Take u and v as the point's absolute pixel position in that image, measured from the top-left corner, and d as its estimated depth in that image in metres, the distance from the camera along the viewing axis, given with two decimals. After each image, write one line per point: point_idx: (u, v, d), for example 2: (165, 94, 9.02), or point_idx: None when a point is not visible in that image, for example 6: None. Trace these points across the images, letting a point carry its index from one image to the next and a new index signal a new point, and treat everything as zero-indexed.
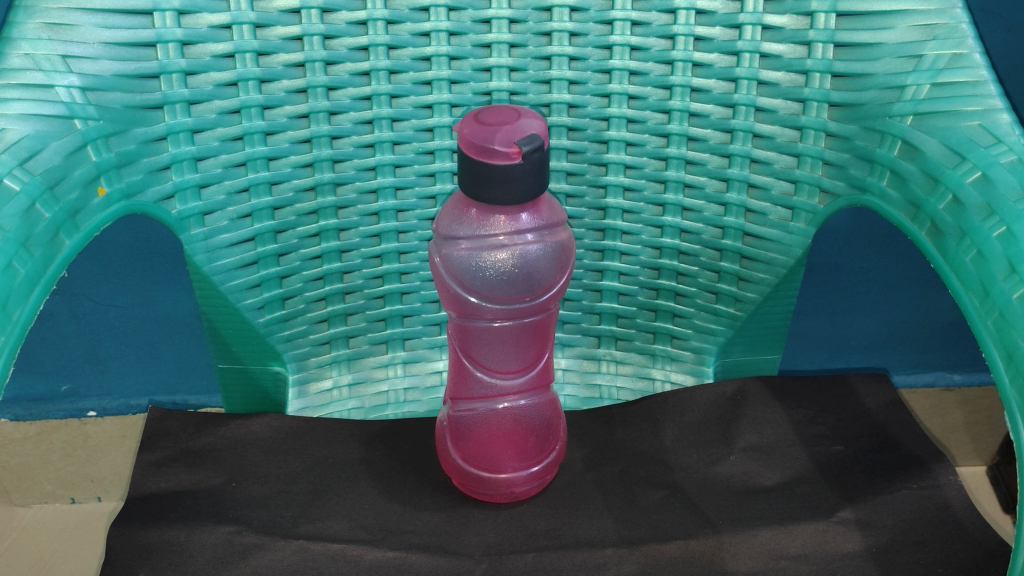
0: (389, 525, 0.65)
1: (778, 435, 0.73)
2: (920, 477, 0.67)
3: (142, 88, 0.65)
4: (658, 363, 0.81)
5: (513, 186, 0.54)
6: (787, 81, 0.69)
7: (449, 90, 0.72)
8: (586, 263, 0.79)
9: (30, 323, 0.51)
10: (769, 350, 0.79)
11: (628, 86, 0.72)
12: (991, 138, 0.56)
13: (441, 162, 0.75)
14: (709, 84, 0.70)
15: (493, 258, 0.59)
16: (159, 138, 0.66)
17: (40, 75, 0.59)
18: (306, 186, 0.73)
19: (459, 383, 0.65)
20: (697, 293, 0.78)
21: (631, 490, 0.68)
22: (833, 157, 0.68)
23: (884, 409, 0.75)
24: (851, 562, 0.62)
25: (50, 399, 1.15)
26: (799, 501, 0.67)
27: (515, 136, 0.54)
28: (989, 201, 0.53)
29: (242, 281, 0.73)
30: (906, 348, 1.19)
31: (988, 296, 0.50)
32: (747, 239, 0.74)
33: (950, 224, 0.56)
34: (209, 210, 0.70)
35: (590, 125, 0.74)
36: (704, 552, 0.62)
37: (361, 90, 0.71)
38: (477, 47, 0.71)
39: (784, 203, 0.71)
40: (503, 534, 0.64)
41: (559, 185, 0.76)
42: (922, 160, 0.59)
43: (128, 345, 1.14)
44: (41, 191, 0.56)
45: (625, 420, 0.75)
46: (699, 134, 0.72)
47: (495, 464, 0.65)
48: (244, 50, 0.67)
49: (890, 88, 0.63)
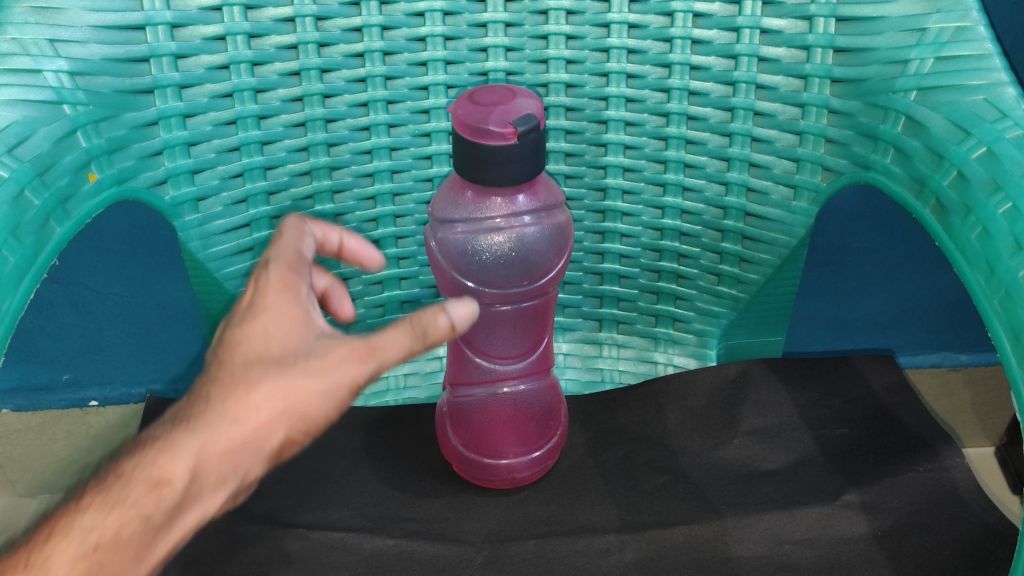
0: (389, 513, 0.65)
1: (782, 418, 0.72)
2: (926, 460, 0.67)
3: (132, 72, 0.64)
4: (660, 346, 0.81)
5: (508, 166, 0.53)
6: (788, 58, 0.67)
7: (445, 71, 0.71)
8: (587, 245, 0.78)
9: (19, 315, 0.52)
10: (772, 331, 0.79)
11: (626, 65, 0.70)
12: (996, 112, 0.54)
13: (438, 144, 0.73)
14: (708, 61, 0.69)
15: (490, 241, 0.58)
16: (150, 123, 0.66)
17: (28, 60, 0.58)
18: (301, 170, 0.72)
19: (458, 368, 0.65)
20: (699, 275, 0.77)
21: (633, 474, 0.68)
22: (835, 134, 0.66)
23: (889, 391, 0.74)
24: (856, 546, 0.61)
25: (51, 389, 1.13)
26: (804, 485, 0.66)
27: (510, 116, 0.52)
28: (995, 176, 0.52)
29: (238, 267, 0.72)
30: (912, 328, 1.17)
31: (993, 274, 0.50)
32: (748, 220, 0.72)
33: (954, 202, 0.54)
34: (203, 195, 0.69)
35: (588, 105, 0.72)
36: (707, 537, 0.61)
37: (355, 72, 0.70)
38: (472, 27, 0.70)
39: (786, 181, 0.70)
40: (505, 520, 0.64)
41: (558, 166, 0.75)
42: (925, 135, 0.58)
43: (127, 333, 1.12)
44: (31, 177, 0.55)
45: (626, 404, 0.74)
46: (699, 114, 0.71)
47: (496, 450, 0.64)
48: (235, 32, 0.66)
49: (893, 63, 0.61)
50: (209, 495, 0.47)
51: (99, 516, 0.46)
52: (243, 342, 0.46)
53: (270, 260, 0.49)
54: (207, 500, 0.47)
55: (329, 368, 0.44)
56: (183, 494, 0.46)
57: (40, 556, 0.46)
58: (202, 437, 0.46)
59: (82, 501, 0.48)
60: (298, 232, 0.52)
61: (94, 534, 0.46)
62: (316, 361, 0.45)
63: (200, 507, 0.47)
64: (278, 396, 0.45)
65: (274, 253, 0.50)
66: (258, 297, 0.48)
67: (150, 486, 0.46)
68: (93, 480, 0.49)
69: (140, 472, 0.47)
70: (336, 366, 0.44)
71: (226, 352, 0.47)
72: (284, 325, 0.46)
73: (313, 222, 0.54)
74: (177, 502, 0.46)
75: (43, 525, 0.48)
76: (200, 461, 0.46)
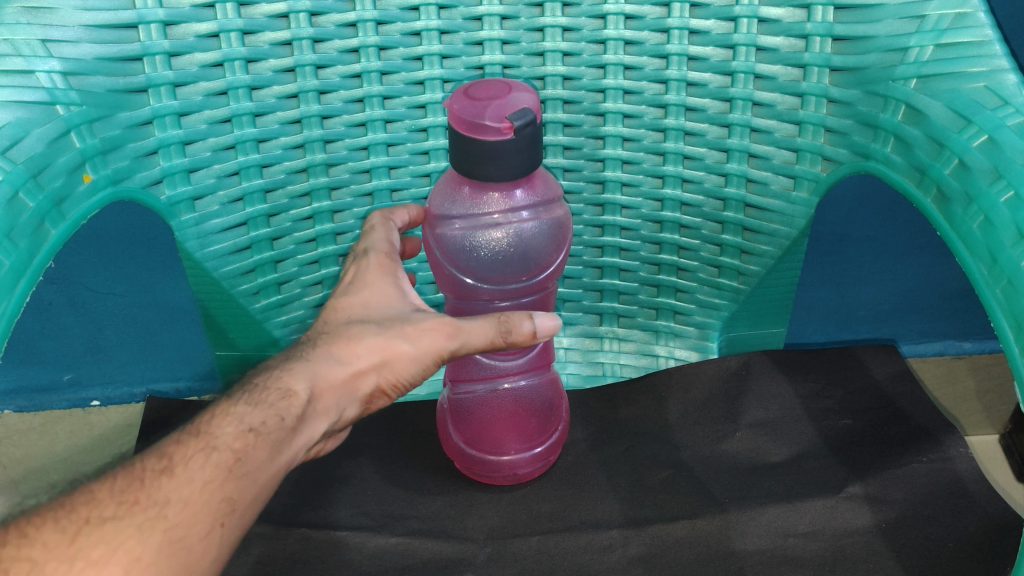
0: (392, 511, 0.65)
1: (785, 410, 0.72)
2: (930, 451, 0.66)
3: (125, 71, 0.63)
4: (662, 339, 0.80)
5: (504, 161, 0.52)
6: (786, 47, 0.66)
7: (441, 65, 0.70)
8: (587, 239, 0.77)
9: (15, 318, 0.52)
10: (774, 323, 0.78)
11: (623, 57, 0.70)
12: (998, 99, 0.53)
13: (434, 140, 0.73)
14: (706, 51, 0.68)
15: (489, 237, 0.58)
16: (145, 122, 0.65)
17: (20, 61, 0.58)
18: (298, 167, 0.71)
19: (457, 366, 0.65)
20: (700, 267, 0.76)
21: (636, 469, 0.67)
22: (835, 124, 0.66)
23: (892, 380, 0.74)
24: (860, 538, 0.60)
25: (53, 389, 1.13)
26: (807, 477, 0.65)
27: (506, 111, 0.52)
28: (996, 164, 0.51)
29: (237, 266, 0.72)
30: (916, 317, 1.16)
31: (995, 264, 0.49)
32: (748, 211, 0.72)
33: (955, 190, 0.54)
34: (199, 194, 0.69)
35: (585, 98, 0.72)
36: (710, 531, 0.61)
37: (350, 67, 0.69)
38: (467, 20, 0.69)
39: (786, 172, 0.69)
40: (508, 516, 0.63)
41: (556, 160, 0.74)
42: (926, 123, 0.57)
43: (128, 333, 1.10)
44: (25, 179, 0.55)
45: (628, 398, 0.74)
46: (698, 105, 0.70)
47: (497, 446, 0.64)
48: (229, 29, 0.65)
49: (892, 50, 0.61)
50: (318, 419, 0.50)
51: (248, 409, 0.48)
52: (343, 307, 0.54)
53: (367, 250, 0.57)
54: (315, 425, 0.50)
55: (419, 336, 0.51)
56: (306, 409, 0.49)
57: (203, 433, 0.47)
58: (319, 366, 0.51)
59: (227, 399, 0.50)
60: (386, 228, 0.59)
61: (248, 420, 0.48)
62: (408, 327, 0.51)
63: (310, 429, 0.50)
64: (377, 351, 0.51)
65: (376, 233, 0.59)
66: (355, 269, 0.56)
67: (280, 394, 0.49)
68: (228, 391, 0.51)
69: (272, 381, 0.50)
70: (427, 337, 0.51)
71: (329, 314, 0.54)
72: (383, 298, 0.54)
73: (396, 216, 0.61)
74: (303, 413, 0.49)
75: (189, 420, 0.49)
76: (318, 387, 0.50)
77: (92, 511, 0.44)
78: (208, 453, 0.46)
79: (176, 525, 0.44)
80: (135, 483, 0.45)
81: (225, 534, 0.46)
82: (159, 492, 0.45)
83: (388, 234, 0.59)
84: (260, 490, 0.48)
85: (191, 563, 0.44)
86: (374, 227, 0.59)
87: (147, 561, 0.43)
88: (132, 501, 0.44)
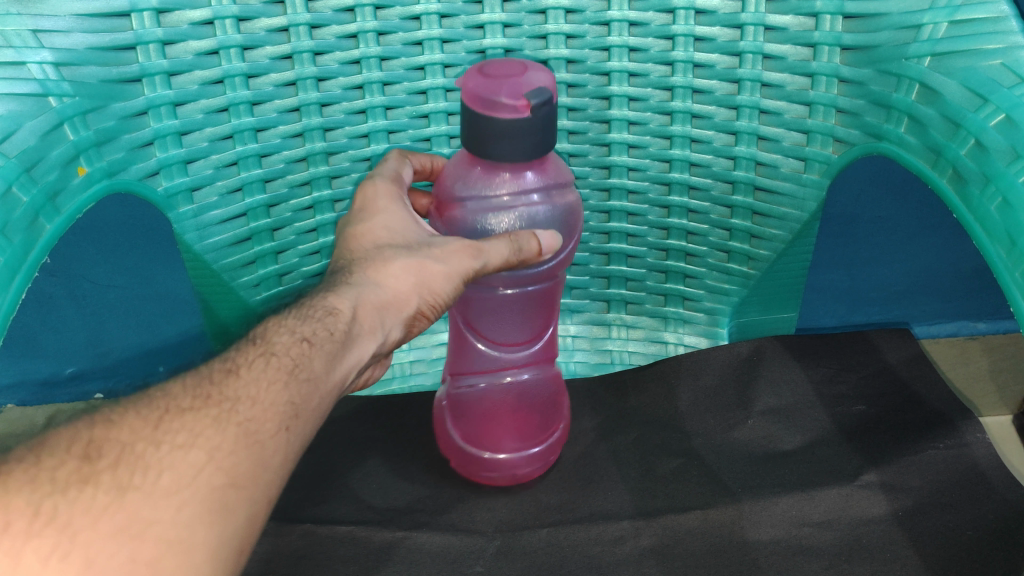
0: (398, 505, 0.64)
1: (798, 397, 0.70)
2: (947, 436, 0.65)
3: (119, 61, 0.62)
4: (670, 326, 0.79)
5: (518, 140, 0.51)
6: (795, 26, 0.64)
7: (442, 50, 0.69)
8: (593, 225, 0.76)
9: (11, 312, 0.51)
10: (785, 308, 0.78)
11: (628, 39, 0.68)
12: (1014, 76, 0.51)
13: (436, 126, 0.71)
14: (713, 32, 0.66)
15: (498, 221, 0.57)
16: (140, 113, 0.64)
17: (11, 53, 0.56)
18: (297, 156, 0.70)
19: (459, 358, 0.64)
20: (709, 252, 0.75)
21: (647, 459, 0.66)
22: (847, 104, 0.64)
23: (906, 364, 0.72)
24: (876, 528, 0.59)
25: (54, 382, 1.10)
26: (821, 466, 0.64)
27: (522, 88, 0.50)
28: (1014, 144, 0.49)
29: (236, 258, 0.71)
30: (926, 298, 1.13)
31: (1014, 247, 0.48)
32: (757, 194, 0.70)
33: (972, 171, 0.52)
34: (197, 185, 0.67)
35: (590, 81, 0.70)
36: (723, 521, 0.60)
37: (349, 54, 0.67)
38: (468, 4, 0.68)
39: (796, 154, 0.68)
40: (516, 509, 0.62)
41: (562, 145, 0.72)
42: (941, 103, 0.55)
43: (130, 325, 1.08)
44: (18, 174, 0.54)
45: (638, 385, 0.73)
46: (704, 87, 0.68)
47: (495, 445, 0.63)
48: (224, 16, 0.64)
49: (905, 28, 0.59)
50: (365, 338, 0.50)
51: (296, 321, 0.48)
52: (368, 234, 0.54)
53: (373, 175, 0.58)
54: (362, 345, 0.50)
55: (448, 256, 0.52)
56: (351, 325, 0.49)
57: (261, 340, 0.47)
58: (361, 288, 0.50)
59: (275, 314, 0.49)
60: (399, 161, 0.61)
61: (300, 330, 0.47)
62: (436, 249, 0.52)
63: (358, 349, 0.49)
64: (411, 271, 0.51)
65: (388, 164, 0.60)
66: (369, 218, 0.56)
67: (324, 311, 0.48)
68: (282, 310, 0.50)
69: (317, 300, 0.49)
70: (454, 257, 0.52)
71: (353, 242, 0.54)
72: (401, 222, 0.55)
73: (412, 158, 0.63)
74: (348, 329, 0.48)
75: (243, 337, 0.48)
76: (360, 305, 0.50)
77: (170, 402, 0.43)
78: (268, 357, 0.45)
79: (252, 419, 0.43)
80: (205, 380, 0.44)
81: (293, 437, 0.44)
82: (230, 387, 0.44)
83: (400, 165, 0.61)
84: (318, 403, 0.46)
85: (265, 458, 0.43)
86: (389, 162, 0.61)
87: (228, 450, 0.41)
88: (205, 395, 0.43)
